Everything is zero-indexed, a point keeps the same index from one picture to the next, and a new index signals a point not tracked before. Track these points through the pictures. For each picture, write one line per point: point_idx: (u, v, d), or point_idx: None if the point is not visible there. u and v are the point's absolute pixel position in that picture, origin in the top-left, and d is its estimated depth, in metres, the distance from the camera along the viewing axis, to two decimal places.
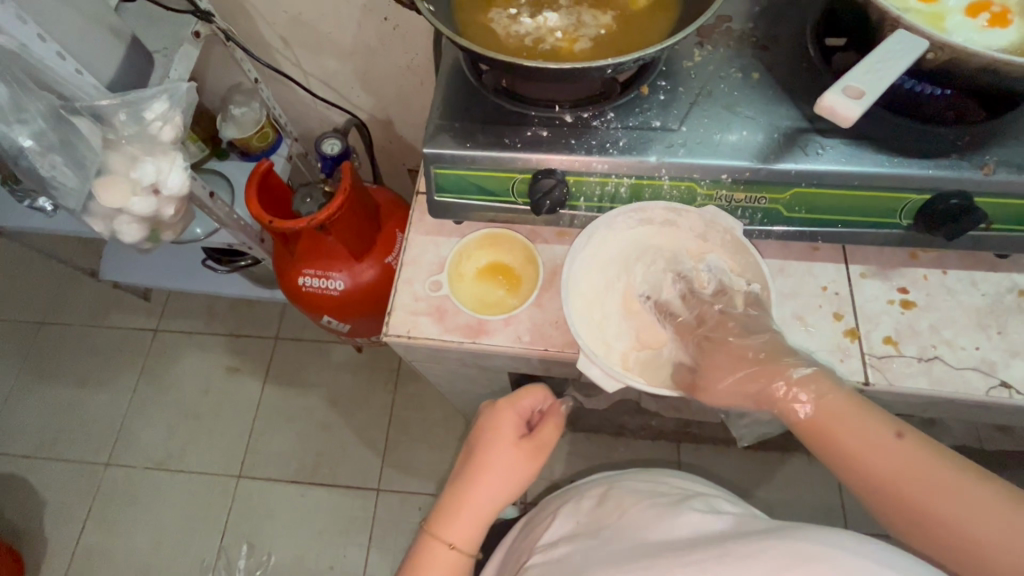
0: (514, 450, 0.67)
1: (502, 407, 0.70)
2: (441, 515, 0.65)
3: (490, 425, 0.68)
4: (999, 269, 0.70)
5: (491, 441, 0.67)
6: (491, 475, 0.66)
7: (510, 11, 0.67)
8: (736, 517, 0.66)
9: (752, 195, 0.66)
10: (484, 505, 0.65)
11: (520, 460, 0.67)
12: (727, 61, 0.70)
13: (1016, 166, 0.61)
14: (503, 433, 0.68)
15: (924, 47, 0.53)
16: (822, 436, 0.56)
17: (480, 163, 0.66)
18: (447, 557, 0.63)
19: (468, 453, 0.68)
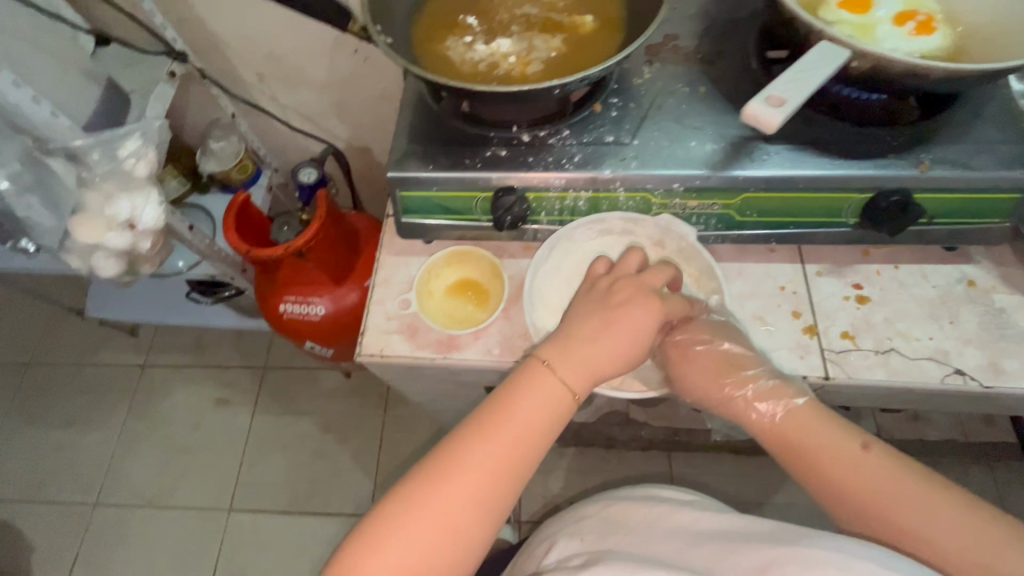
0: (649, 323, 0.63)
1: (649, 283, 0.65)
2: (557, 349, 0.61)
3: (635, 290, 0.64)
4: (948, 261, 0.73)
5: (629, 305, 0.63)
6: (616, 337, 0.61)
7: (465, 39, 0.71)
8: (734, 519, 0.68)
9: (704, 203, 0.69)
10: (599, 362, 0.61)
11: (649, 336, 0.63)
12: (675, 77, 0.74)
13: (950, 163, 0.64)
14: (649, 304, 0.63)
15: (844, 59, 0.57)
16: (789, 447, 0.59)
17: (442, 184, 0.69)
18: (552, 396, 0.58)
19: (599, 305, 0.64)
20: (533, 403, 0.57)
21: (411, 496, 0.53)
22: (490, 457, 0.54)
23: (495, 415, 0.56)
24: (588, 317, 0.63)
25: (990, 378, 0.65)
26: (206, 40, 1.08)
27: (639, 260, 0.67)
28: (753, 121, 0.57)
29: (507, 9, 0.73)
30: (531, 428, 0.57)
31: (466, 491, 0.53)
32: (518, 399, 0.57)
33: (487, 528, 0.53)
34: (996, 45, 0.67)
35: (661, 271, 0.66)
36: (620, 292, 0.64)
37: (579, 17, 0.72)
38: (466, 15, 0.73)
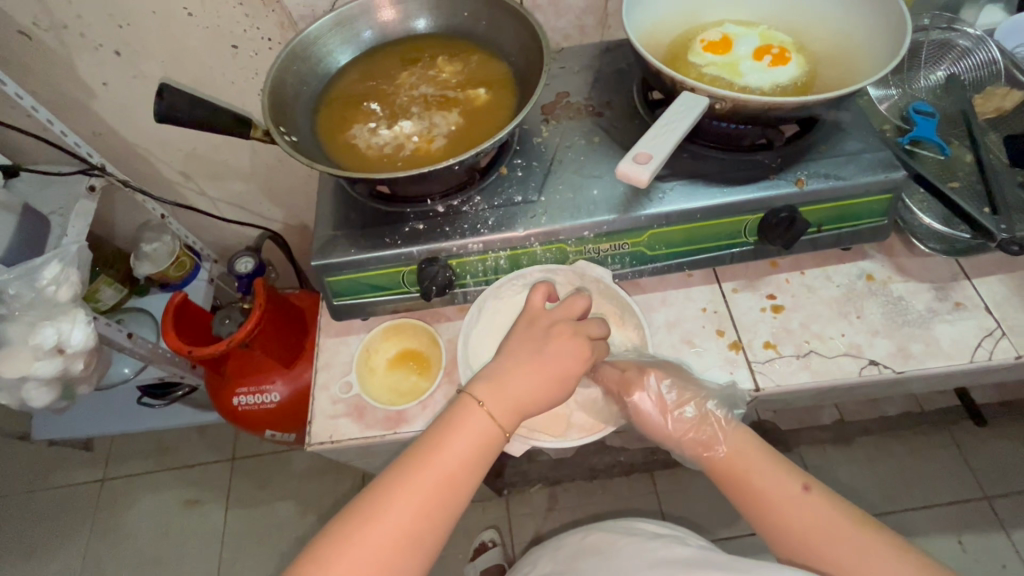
0: (576, 361, 0.63)
1: (582, 329, 0.66)
2: (487, 386, 0.61)
3: (564, 330, 0.64)
4: (847, 260, 0.79)
5: (555, 345, 0.63)
6: (544, 376, 0.62)
7: (369, 125, 0.75)
8: (703, 551, 0.72)
9: (615, 244, 0.73)
10: (526, 399, 0.61)
11: (578, 373, 0.64)
12: (571, 131, 0.80)
13: (823, 176, 0.71)
14: (576, 344, 0.64)
15: (704, 102, 0.65)
16: (730, 475, 0.62)
17: (366, 265, 0.71)
18: (478, 433, 0.59)
19: (529, 343, 0.64)
20: (462, 442, 0.58)
21: (344, 535, 0.54)
22: (416, 495, 0.56)
23: (422, 454, 0.57)
24: (518, 357, 0.63)
25: (901, 363, 0.70)
26: (124, 150, 1.09)
27: (577, 307, 0.67)
28: (626, 176, 0.63)
29: (406, 92, 0.78)
30: (460, 466, 0.58)
31: (394, 530, 0.54)
32: (450, 436, 0.59)
33: (415, 565, 0.55)
34: (842, 67, 0.76)
35: (593, 324, 0.67)
36: (551, 333, 0.64)
37: (473, 91, 0.77)
38: (367, 103, 0.77)
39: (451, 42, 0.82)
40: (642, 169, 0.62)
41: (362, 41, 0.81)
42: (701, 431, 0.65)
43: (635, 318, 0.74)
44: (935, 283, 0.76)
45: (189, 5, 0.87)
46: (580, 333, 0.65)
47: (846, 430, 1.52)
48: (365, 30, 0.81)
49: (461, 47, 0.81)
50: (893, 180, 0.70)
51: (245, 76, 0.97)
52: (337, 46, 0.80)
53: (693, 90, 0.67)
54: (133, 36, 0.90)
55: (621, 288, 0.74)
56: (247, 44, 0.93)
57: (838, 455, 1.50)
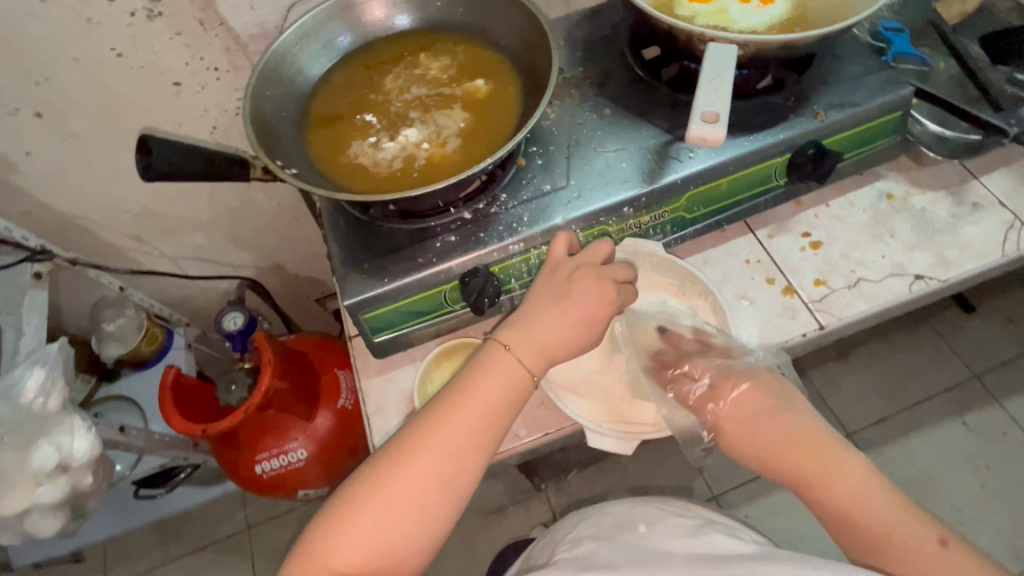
0: (601, 301, 0.59)
1: (606, 272, 0.61)
2: (512, 331, 0.59)
3: (585, 272, 0.60)
4: (865, 183, 0.80)
5: (575, 285, 0.60)
6: (566, 317, 0.59)
7: (370, 141, 0.68)
8: (760, 547, 0.65)
9: (655, 214, 0.70)
10: (551, 343, 0.58)
11: (603, 314, 0.60)
12: (576, 108, 0.76)
13: (839, 106, 0.71)
14: (601, 283, 0.60)
15: (734, 51, 0.63)
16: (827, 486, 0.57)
17: (405, 291, 0.65)
18: (505, 379, 0.56)
19: (549, 285, 0.61)
20: (489, 388, 0.56)
21: (369, 479, 0.53)
22: (444, 440, 0.53)
23: (449, 400, 0.55)
24: (539, 300, 0.60)
25: (943, 272, 0.72)
26: (64, 224, 0.95)
27: (598, 251, 0.62)
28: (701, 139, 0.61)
29: (398, 98, 0.71)
30: (489, 413, 0.55)
31: (421, 478, 0.52)
32: (476, 383, 0.56)
33: (441, 513, 0.52)
34: None
35: (619, 267, 0.62)
36: (573, 277, 0.60)
37: (470, 83, 0.71)
38: (359, 118, 0.70)
39: (428, 37, 0.76)
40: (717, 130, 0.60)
41: (334, 53, 0.74)
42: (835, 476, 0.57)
43: (691, 283, 0.71)
44: (949, 190, 0.79)
45: (117, 44, 0.76)
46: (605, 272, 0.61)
47: (843, 344, 1.60)
48: (335, 39, 0.74)
49: (442, 39, 0.75)
50: (902, 98, 0.71)
51: (194, 115, 0.87)
52: (308, 63, 0.72)
53: (712, 41, 0.65)
54: (55, 92, 0.78)
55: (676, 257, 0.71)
56: (191, 79, 0.82)
57: (840, 370, 1.58)
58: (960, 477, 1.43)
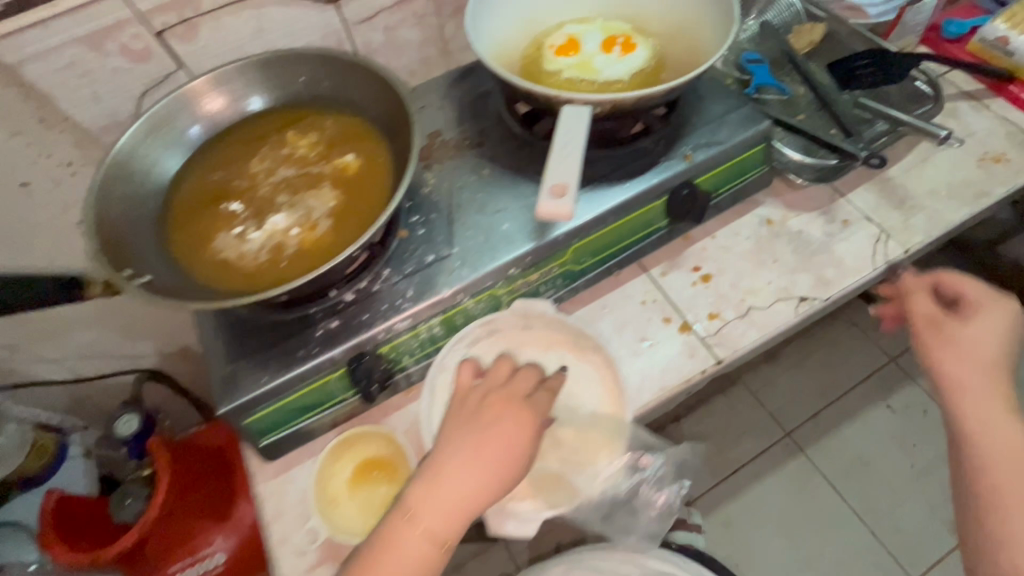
0: (520, 431, 0.54)
1: (515, 395, 0.57)
2: (421, 491, 0.52)
3: (498, 402, 0.56)
4: (745, 211, 0.83)
5: (488, 417, 0.55)
6: (484, 461, 0.52)
7: (235, 232, 0.65)
8: None
9: (543, 271, 0.70)
10: (464, 495, 0.51)
11: (525, 445, 0.54)
12: (456, 170, 0.75)
13: (706, 146, 0.73)
14: (516, 407, 0.56)
15: (586, 111, 0.65)
16: (985, 401, 0.57)
17: (289, 387, 0.61)
18: (421, 555, 0.50)
19: (459, 420, 0.56)
20: (396, 563, 0.50)
21: None
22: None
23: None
24: (445, 443, 0.54)
25: (825, 291, 0.75)
26: None
27: (507, 368, 0.59)
28: (550, 215, 0.61)
29: (265, 181, 0.68)
30: None
31: None
32: (384, 559, 0.50)
33: None
34: (684, 39, 0.78)
35: (528, 372, 0.59)
36: (482, 405, 0.56)
37: (340, 159, 0.69)
38: (223, 208, 0.67)
39: (292, 113, 0.73)
40: (563, 204, 0.61)
41: (192, 141, 0.70)
42: (1004, 406, 0.57)
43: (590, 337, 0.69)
44: (820, 210, 0.83)
45: None
46: (518, 394, 0.57)
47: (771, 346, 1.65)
48: (189, 128, 0.70)
49: (308, 115, 0.73)
50: (761, 132, 0.75)
51: (52, 214, 0.80)
52: (162, 155, 0.68)
53: (569, 103, 0.66)
54: None
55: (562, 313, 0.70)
56: (42, 177, 0.75)
57: (773, 371, 1.62)
58: (894, 458, 1.48)
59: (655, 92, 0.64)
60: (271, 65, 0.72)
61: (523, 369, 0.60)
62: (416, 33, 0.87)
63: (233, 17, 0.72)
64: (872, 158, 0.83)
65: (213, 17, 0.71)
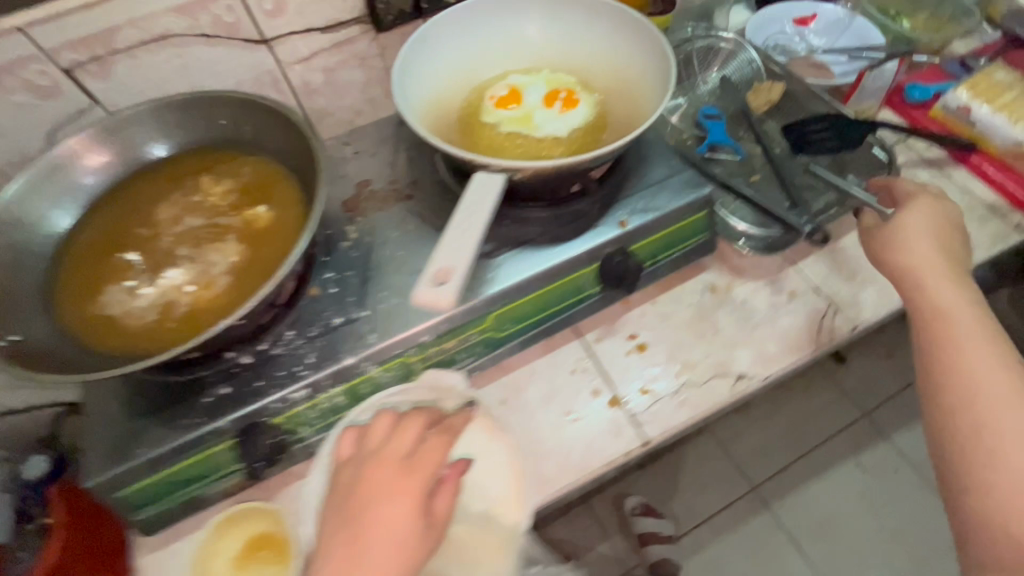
0: (406, 502, 0.48)
1: (390, 455, 0.51)
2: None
3: (374, 475, 0.50)
4: (691, 276, 0.79)
5: (365, 501, 0.48)
6: (368, 555, 0.46)
7: (127, 285, 0.61)
8: None
9: (460, 339, 0.66)
10: None
11: (414, 514, 0.48)
12: (381, 224, 0.71)
13: (643, 212, 0.70)
14: (395, 476, 0.49)
15: (500, 178, 0.62)
16: (916, 273, 0.62)
17: (168, 459, 0.57)
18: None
19: (335, 512, 0.49)
20: None
21: None
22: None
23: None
24: (321, 550, 0.47)
25: (764, 369, 0.71)
26: None
27: (384, 427, 0.53)
28: (427, 302, 0.55)
29: (168, 231, 0.64)
30: None
31: None
32: None
33: None
34: (628, 97, 0.74)
35: (413, 422, 0.53)
36: (355, 484, 0.50)
37: (250, 210, 0.65)
38: (119, 258, 0.62)
39: (208, 157, 0.69)
40: (443, 291, 0.55)
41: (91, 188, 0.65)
42: (947, 274, 0.61)
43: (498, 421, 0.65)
44: (768, 278, 0.79)
45: None
46: (395, 455, 0.51)
47: None
48: (85, 176, 0.65)
49: (225, 159, 0.69)
50: (703, 198, 0.72)
51: None
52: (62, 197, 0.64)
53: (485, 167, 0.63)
54: None
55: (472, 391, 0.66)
56: None
57: (741, 422, 1.55)
58: (864, 521, 1.40)
59: (577, 161, 0.61)
60: (191, 105, 0.68)
61: (406, 422, 0.53)
62: (360, 73, 0.84)
63: (153, 55, 0.68)
64: (816, 234, 0.80)
65: (129, 54, 0.67)
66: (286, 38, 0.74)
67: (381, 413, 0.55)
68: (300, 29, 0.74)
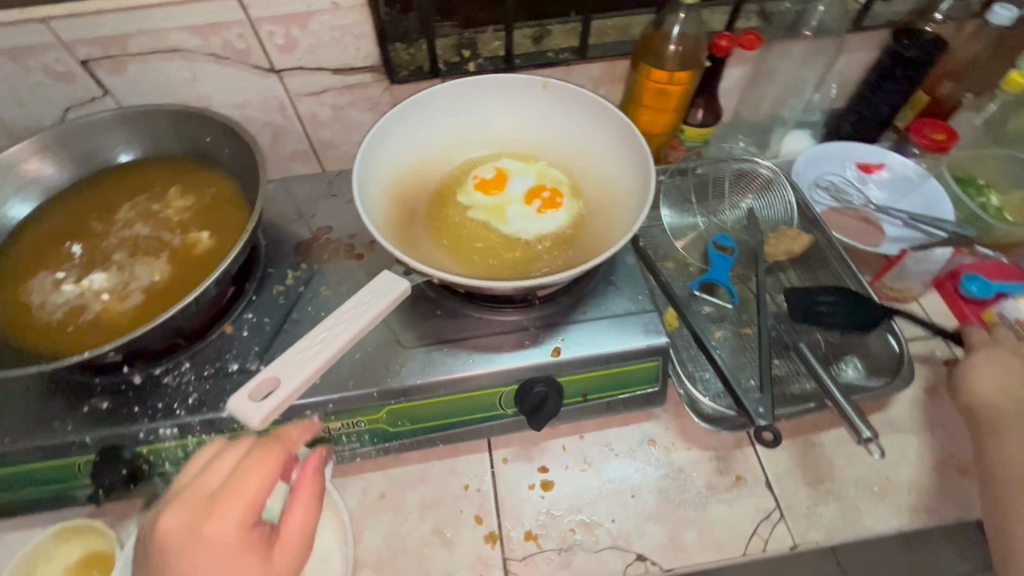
0: (219, 546, 0.39)
1: (200, 491, 0.42)
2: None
3: (179, 527, 0.40)
4: (631, 422, 0.71)
5: (174, 559, 0.39)
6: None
7: (55, 276, 0.62)
8: None
9: (348, 422, 0.62)
10: None
11: (243, 550, 0.40)
12: (321, 277, 0.70)
13: (584, 344, 0.63)
14: (193, 519, 0.40)
15: (404, 286, 0.58)
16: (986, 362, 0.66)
17: (25, 458, 0.57)
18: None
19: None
20: None
21: None
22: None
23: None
24: None
25: (670, 559, 0.62)
26: None
27: (202, 461, 0.45)
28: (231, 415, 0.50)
29: (116, 232, 0.66)
30: None
31: None
32: None
33: None
34: (607, 216, 0.68)
35: (231, 449, 0.45)
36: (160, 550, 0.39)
37: (194, 234, 0.66)
38: (62, 246, 0.64)
39: (182, 169, 0.71)
40: (252, 408, 0.50)
41: (51, 180, 0.68)
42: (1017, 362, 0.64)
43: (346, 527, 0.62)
44: (716, 452, 0.69)
45: None
46: (205, 492, 0.42)
47: None
48: (50, 168, 0.68)
49: (195, 175, 0.70)
50: (656, 348, 0.63)
51: None
52: (29, 185, 0.67)
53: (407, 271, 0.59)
54: None
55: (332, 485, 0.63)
56: None
57: None
58: None
59: (503, 287, 0.57)
60: (182, 119, 0.70)
61: (224, 452, 0.45)
62: (368, 116, 0.83)
63: (164, 63, 0.71)
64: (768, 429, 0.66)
65: (142, 59, 0.70)
66: (296, 71, 0.75)
67: (205, 449, 0.47)
68: (312, 65, 0.74)
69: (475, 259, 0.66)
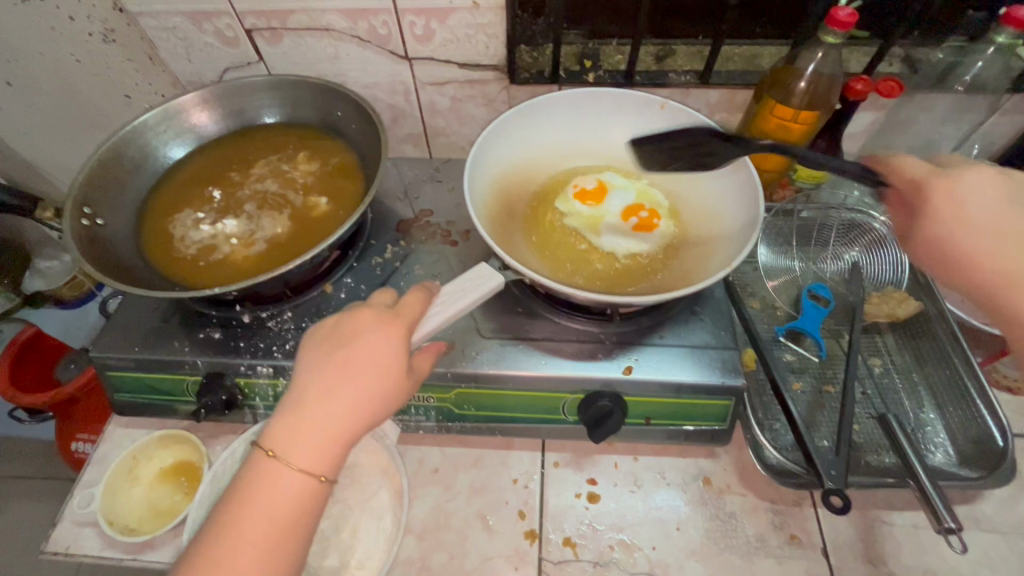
0: (392, 335, 0.48)
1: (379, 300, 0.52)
2: (282, 425, 0.44)
3: (359, 317, 0.49)
4: (687, 455, 0.70)
5: (351, 333, 0.48)
6: (360, 376, 0.45)
7: (195, 215, 0.71)
8: None
9: (419, 396, 0.66)
10: (352, 407, 0.44)
11: (400, 348, 0.48)
12: (416, 256, 0.74)
13: (657, 368, 0.63)
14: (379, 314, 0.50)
15: (499, 279, 0.59)
16: None
17: (148, 367, 0.66)
18: (299, 487, 0.42)
19: (324, 343, 0.48)
20: (269, 498, 0.42)
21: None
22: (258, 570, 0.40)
23: (227, 530, 0.41)
24: (315, 369, 0.46)
25: None
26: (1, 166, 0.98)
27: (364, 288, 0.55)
28: None
29: (249, 186, 0.74)
30: (279, 519, 0.42)
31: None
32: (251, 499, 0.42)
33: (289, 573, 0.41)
34: (703, 246, 0.67)
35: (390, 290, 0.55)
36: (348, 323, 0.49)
37: (314, 198, 0.72)
38: (204, 190, 0.73)
39: (312, 137, 0.78)
40: None
41: (203, 131, 0.77)
42: None
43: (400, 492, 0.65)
44: (774, 506, 0.66)
45: (76, 52, 0.79)
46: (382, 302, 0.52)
47: None
48: (205, 121, 0.77)
49: (323, 144, 0.77)
50: (731, 388, 0.62)
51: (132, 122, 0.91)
52: (188, 132, 0.76)
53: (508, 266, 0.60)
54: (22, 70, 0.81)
55: (394, 451, 0.67)
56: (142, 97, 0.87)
57: None
58: None
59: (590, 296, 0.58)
60: (321, 93, 0.77)
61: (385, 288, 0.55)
62: (482, 112, 0.86)
63: (315, 39, 0.78)
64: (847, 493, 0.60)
65: (297, 33, 0.77)
66: (426, 61, 0.79)
67: None
68: (441, 58, 0.79)
69: (565, 265, 0.68)
